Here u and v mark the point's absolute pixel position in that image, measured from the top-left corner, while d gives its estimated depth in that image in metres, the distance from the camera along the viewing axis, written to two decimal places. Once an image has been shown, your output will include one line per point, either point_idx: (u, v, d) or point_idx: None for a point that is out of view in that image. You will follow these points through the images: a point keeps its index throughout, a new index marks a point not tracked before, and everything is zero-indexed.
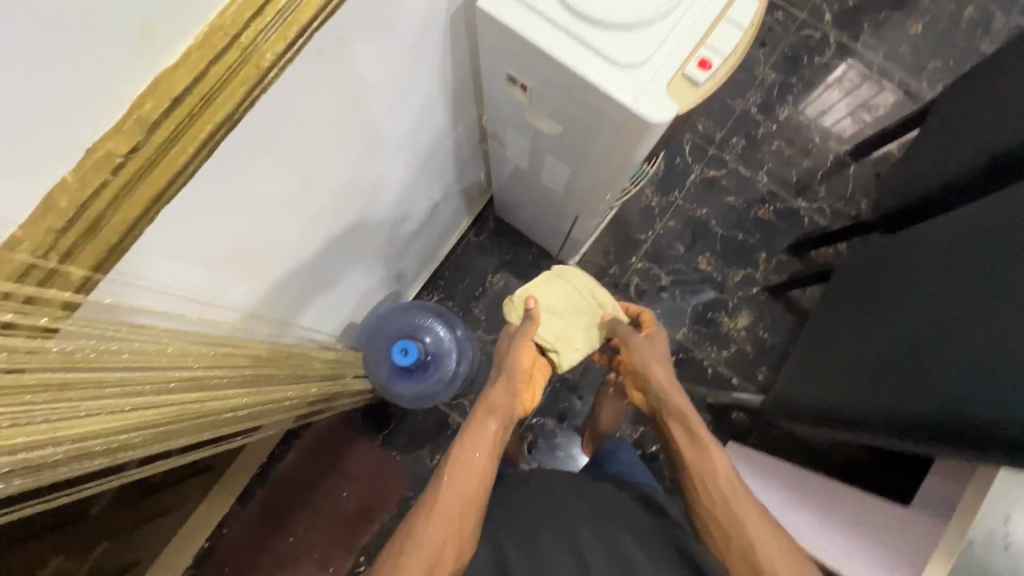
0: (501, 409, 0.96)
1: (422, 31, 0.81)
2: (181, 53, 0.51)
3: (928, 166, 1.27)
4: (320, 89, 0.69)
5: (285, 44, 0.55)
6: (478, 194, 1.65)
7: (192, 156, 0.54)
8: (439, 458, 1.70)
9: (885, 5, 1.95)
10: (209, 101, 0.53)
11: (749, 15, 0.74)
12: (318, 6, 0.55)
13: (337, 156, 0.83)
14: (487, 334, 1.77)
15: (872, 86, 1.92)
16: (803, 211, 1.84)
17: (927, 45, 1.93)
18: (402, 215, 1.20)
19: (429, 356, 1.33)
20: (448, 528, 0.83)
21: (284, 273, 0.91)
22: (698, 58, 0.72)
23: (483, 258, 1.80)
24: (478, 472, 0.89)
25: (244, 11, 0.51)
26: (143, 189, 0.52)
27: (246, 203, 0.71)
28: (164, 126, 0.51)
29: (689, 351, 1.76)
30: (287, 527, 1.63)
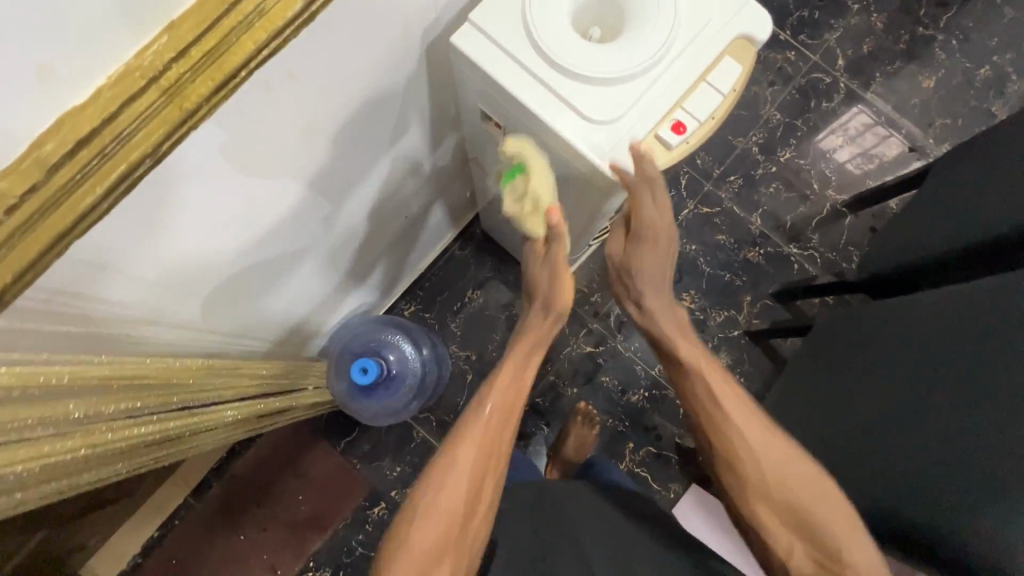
0: (529, 357, 0.93)
1: (392, 61, 0.82)
2: (92, 92, 0.54)
3: (918, 234, 1.24)
4: (273, 112, 0.70)
5: (211, 85, 0.58)
6: (465, 209, 1.63)
7: (101, 196, 0.57)
8: (400, 471, 1.68)
9: (900, 56, 1.91)
10: (123, 140, 0.56)
11: (731, 79, 0.71)
12: (252, 47, 0.59)
13: (298, 176, 0.84)
14: (461, 349, 1.75)
15: (877, 137, 1.88)
16: (794, 257, 1.81)
17: (938, 101, 1.89)
18: (381, 231, 1.21)
19: (392, 373, 1.32)
20: (481, 468, 0.83)
21: (251, 277, 0.93)
22: (672, 121, 0.70)
23: (465, 273, 1.78)
24: (504, 424, 0.87)
25: (166, 52, 0.55)
26: (49, 223, 0.56)
27: (204, 209, 0.73)
28: (69, 164, 0.54)
29: (663, 388, 1.73)
30: (238, 524, 1.62)
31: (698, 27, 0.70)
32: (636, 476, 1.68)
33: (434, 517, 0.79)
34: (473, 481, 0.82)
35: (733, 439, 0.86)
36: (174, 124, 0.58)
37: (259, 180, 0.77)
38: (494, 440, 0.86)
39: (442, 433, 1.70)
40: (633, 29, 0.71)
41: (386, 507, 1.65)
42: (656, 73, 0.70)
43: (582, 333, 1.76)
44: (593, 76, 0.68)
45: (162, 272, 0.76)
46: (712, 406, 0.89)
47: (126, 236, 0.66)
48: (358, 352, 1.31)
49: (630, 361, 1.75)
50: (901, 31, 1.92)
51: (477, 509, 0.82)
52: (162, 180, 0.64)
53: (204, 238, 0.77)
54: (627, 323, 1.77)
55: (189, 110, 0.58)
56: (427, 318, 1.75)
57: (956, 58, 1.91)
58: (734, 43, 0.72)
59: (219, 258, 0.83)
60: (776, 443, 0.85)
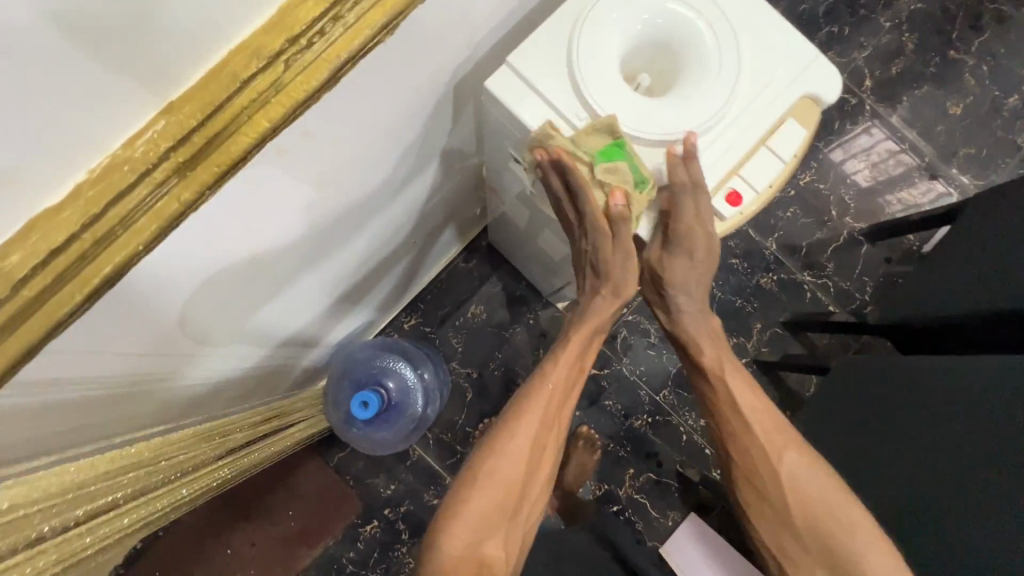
0: (563, 378, 0.89)
1: (414, 103, 0.77)
2: (66, 191, 0.48)
3: (959, 285, 1.22)
4: (296, 163, 0.66)
5: (211, 175, 0.53)
6: (472, 223, 1.55)
7: (80, 302, 0.51)
8: (393, 489, 1.63)
9: (929, 80, 1.84)
10: (109, 240, 0.50)
11: (792, 148, 0.74)
12: (262, 130, 0.54)
13: (321, 212, 0.79)
14: (461, 366, 1.69)
15: (900, 163, 1.82)
16: (807, 284, 1.76)
17: (964, 129, 1.83)
18: (389, 259, 1.17)
19: (394, 402, 1.26)
20: (537, 445, 0.86)
21: (266, 311, 0.89)
22: (728, 190, 0.74)
23: (469, 287, 1.71)
24: (531, 447, 0.84)
25: (161, 142, 0.50)
26: (23, 331, 0.50)
27: (230, 252, 0.68)
28: (47, 270, 0.48)
29: (666, 414, 1.69)
30: (225, 538, 1.56)
31: (762, 89, 0.73)
32: (635, 502, 1.65)
33: (491, 489, 0.81)
34: (522, 465, 0.83)
35: (741, 436, 0.80)
36: (170, 216, 0.53)
37: (274, 233, 0.74)
38: (553, 419, 0.88)
39: (438, 452, 1.66)
40: (695, 84, 0.73)
41: (378, 526, 1.61)
42: (716, 135, 0.73)
43: (586, 355, 1.71)
44: (656, 136, 0.72)
45: (172, 330, 0.73)
46: (734, 414, 0.81)
47: (135, 306, 0.63)
48: (357, 381, 1.25)
49: (634, 385, 1.70)
50: (931, 53, 1.85)
51: (530, 484, 0.85)
52: (177, 250, 0.61)
53: (217, 291, 0.74)
54: (633, 346, 1.72)
55: (188, 201, 0.53)
56: (428, 331, 1.69)
57: (986, 85, 1.85)
58: (797, 104, 0.75)
59: (231, 306, 0.80)
60: (832, 487, 0.75)
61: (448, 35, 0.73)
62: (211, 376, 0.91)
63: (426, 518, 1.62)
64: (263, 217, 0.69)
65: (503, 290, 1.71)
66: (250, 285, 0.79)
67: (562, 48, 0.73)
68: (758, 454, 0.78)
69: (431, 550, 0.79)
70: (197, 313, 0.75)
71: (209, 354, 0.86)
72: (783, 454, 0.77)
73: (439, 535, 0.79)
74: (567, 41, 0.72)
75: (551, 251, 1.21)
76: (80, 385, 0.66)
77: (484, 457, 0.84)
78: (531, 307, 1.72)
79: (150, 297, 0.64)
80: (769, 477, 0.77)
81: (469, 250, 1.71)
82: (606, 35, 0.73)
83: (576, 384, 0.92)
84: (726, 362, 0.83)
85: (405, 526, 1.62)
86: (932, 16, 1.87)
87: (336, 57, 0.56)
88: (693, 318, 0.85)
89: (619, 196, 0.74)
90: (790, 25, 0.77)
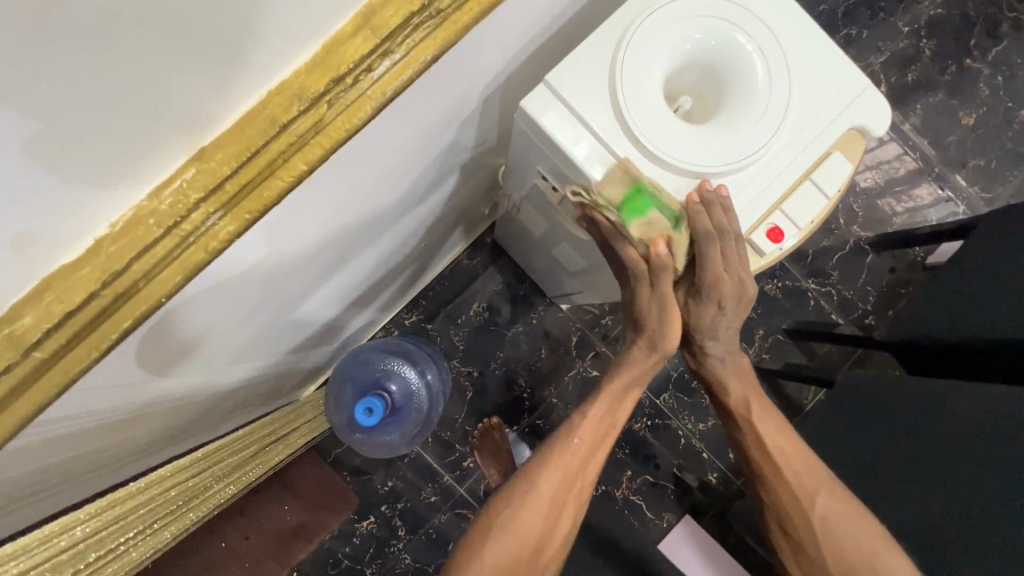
0: (598, 432, 0.87)
1: (440, 119, 0.73)
2: (85, 247, 0.44)
3: (974, 312, 1.23)
4: (329, 183, 0.62)
5: (242, 225, 0.49)
6: (479, 221, 1.51)
7: (94, 360, 0.48)
8: (391, 485, 1.63)
9: (944, 88, 1.82)
10: (130, 294, 0.47)
11: (834, 184, 0.72)
12: (296, 177, 0.50)
13: (343, 223, 0.75)
14: (462, 365, 1.67)
15: (910, 172, 1.81)
16: (811, 292, 1.76)
17: (975, 140, 1.82)
18: (396, 265, 1.15)
19: (397, 406, 1.23)
20: (561, 495, 0.84)
21: (276, 321, 0.86)
22: (769, 225, 0.71)
23: (472, 285, 1.68)
24: (554, 502, 0.83)
25: (190, 193, 0.46)
26: (36, 390, 0.46)
27: (252, 270, 0.65)
28: (65, 328, 0.45)
29: (666, 418, 1.70)
30: (217, 532, 1.51)
31: (810, 119, 0.71)
32: (632, 503, 1.66)
33: (511, 542, 0.81)
34: (546, 517, 0.82)
35: (773, 483, 0.85)
36: (195, 268, 0.49)
37: (297, 254, 0.71)
38: (579, 471, 0.86)
39: (437, 449, 1.65)
40: (742, 111, 0.70)
41: (376, 521, 1.61)
42: (762, 165, 0.70)
43: (589, 357, 1.70)
44: (702, 166, 0.68)
45: (192, 354, 0.70)
46: (766, 461, 0.87)
47: (160, 335, 0.60)
48: (359, 385, 1.23)
49: (635, 389, 1.70)
50: (948, 61, 1.83)
51: (551, 540, 0.83)
52: (206, 280, 0.57)
53: (237, 313, 0.71)
54: None
55: (215, 250, 0.49)
56: (429, 329, 1.66)
57: (999, 95, 1.83)
58: (844, 136, 0.72)
59: (247, 325, 0.78)
60: (851, 512, 0.81)
61: (484, 52, 0.69)
62: (223, 394, 0.89)
63: (424, 515, 1.62)
64: (291, 238, 0.66)
65: (507, 289, 1.69)
66: (268, 302, 0.77)
67: (605, 68, 0.69)
68: (794, 504, 0.83)
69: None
70: (215, 338, 0.72)
71: (225, 372, 0.84)
72: (815, 501, 0.82)
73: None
74: (610, 62, 0.69)
75: (565, 258, 1.18)
76: (99, 420, 0.63)
77: (509, 508, 0.83)
78: (534, 307, 1.69)
79: (174, 326, 0.61)
80: (800, 524, 0.82)
81: (474, 247, 1.68)
82: (651, 56, 0.70)
83: (609, 431, 0.89)
84: (754, 406, 0.89)
85: (402, 522, 1.62)
86: (951, 22, 1.83)
87: (382, 94, 0.52)
88: (726, 364, 0.90)
89: (660, 245, 0.70)
90: (840, 51, 0.75)
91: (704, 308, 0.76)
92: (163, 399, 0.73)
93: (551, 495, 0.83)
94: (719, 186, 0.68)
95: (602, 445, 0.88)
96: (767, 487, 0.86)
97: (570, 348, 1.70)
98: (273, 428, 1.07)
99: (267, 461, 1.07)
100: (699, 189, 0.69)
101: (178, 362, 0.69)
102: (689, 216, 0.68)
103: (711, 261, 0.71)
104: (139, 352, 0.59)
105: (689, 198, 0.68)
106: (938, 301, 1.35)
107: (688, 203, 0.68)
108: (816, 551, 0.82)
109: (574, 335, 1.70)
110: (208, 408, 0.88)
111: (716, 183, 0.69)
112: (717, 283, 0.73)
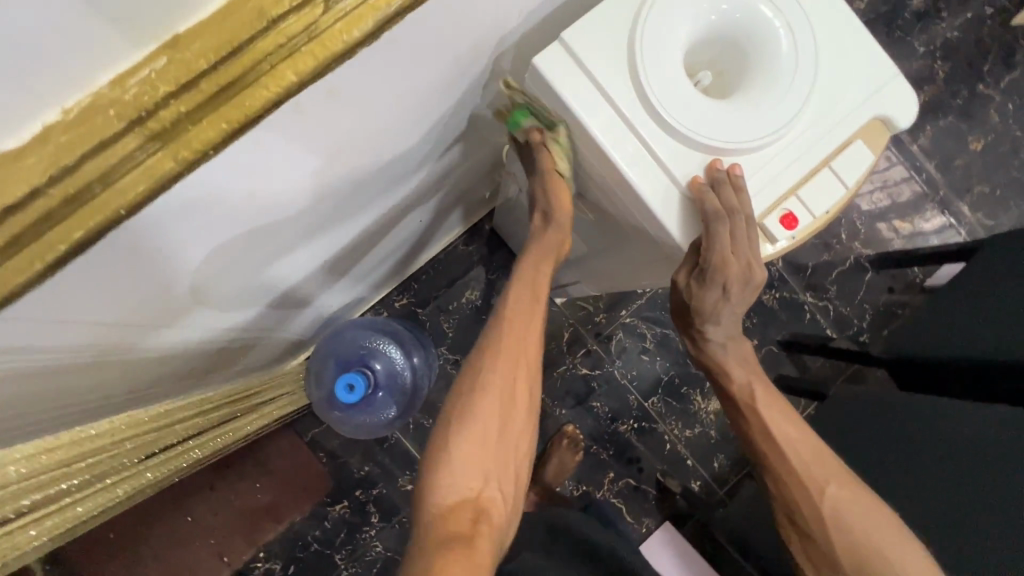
0: (522, 314, 0.88)
1: (446, 72, 0.70)
2: (32, 135, 0.39)
3: (971, 333, 1.21)
4: (326, 115, 0.59)
5: (218, 133, 0.46)
6: (478, 205, 1.48)
7: (41, 270, 0.43)
8: (368, 470, 1.59)
9: (954, 112, 1.81)
10: (85, 195, 0.43)
11: (856, 172, 0.69)
12: (285, 87, 0.47)
13: (340, 172, 0.72)
14: (450, 352, 1.63)
15: (914, 193, 1.80)
16: (808, 306, 1.74)
17: (982, 166, 1.81)
18: (390, 239, 1.11)
19: (380, 386, 1.19)
20: (511, 379, 0.83)
21: (261, 277, 0.81)
22: (782, 211, 0.69)
23: (467, 272, 1.64)
24: (504, 393, 0.82)
25: (160, 85, 0.42)
26: None
27: (240, 210, 0.61)
28: (10, 223, 0.41)
29: (652, 422, 1.67)
30: (185, 506, 1.46)
31: (830, 105, 0.68)
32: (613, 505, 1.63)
33: (475, 428, 0.79)
34: (498, 410, 0.81)
35: (779, 470, 0.84)
36: (164, 177, 0.45)
37: (282, 199, 0.66)
38: (522, 351, 0.86)
39: (417, 437, 1.61)
40: (767, 88, 0.68)
41: (348, 506, 1.57)
42: (779, 149, 0.68)
43: (580, 354, 1.67)
44: (718, 141, 0.66)
45: (161, 295, 0.65)
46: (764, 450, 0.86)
47: (122, 272, 0.55)
48: (343, 360, 1.19)
49: (625, 390, 1.67)
50: (960, 85, 1.82)
51: (510, 437, 0.81)
52: (178, 210, 0.53)
53: (212, 258, 0.66)
54: (627, 350, 1.68)
55: (185, 160, 0.45)
56: (419, 313, 1.63)
57: (1009, 123, 1.83)
58: (867, 125, 0.70)
59: (226, 276, 0.73)
60: (863, 500, 0.78)
61: (493, 4, 0.65)
62: (195, 347, 0.84)
63: (398, 503, 1.58)
64: (280, 180, 0.62)
65: (501, 278, 1.65)
66: (247, 253, 0.71)
67: (624, 31, 0.66)
68: (802, 494, 0.80)
69: (420, 505, 0.75)
70: (194, 280, 0.68)
71: (200, 322, 0.80)
72: (825, 490, 0.80)
73: (427, 490, 0.75)
74: (631, 26, 0.66)
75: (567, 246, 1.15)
76: (45, 362, 0.58)
77: (460, 405, 0.81)
78: None
79: (143, 261, 0.56)
80: (812, 518, 0.79)
81: (471, 233, 1.64)
82: (675, 23, 0.67)
83: (532, 313, 0.89)
84: (757, 392, 0.90)
85: (376, 508, 1.58)
86: (967, 47, 1.83)
87: (387, 6, 0.49)
88: (727, 350, 0.90)
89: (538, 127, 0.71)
90: (869, 35, 0.72)
91: (711, 290, 0.72)
92: (127, 344, 0.69)
93: (503, 378, 0.83)
94: (731, 166, 0.66)
95: (535, 325, 0.89)
96: (775, 475, 0.84)
97: (561, 344, 1.67)
98: (246, 394, 1.02)
99: (238, 428, 1.01)
100: (711, 169, 0.66)
101: (146, 301, 0.64)
102: (698, 193, 0.65)
103: (721, 241, 0.66)
104: (97, 287, 0.54)
105: (697, 178, 0.66)
106: (933, 321, 1.34)
107: (695, 183, 0.66)
108: (827, 544, 0.78)
109: (566, 330, 1.67)
110: (176, 362, 0.83)
111: (730, 165, 0.66)
112: (725, 264, 0.68)
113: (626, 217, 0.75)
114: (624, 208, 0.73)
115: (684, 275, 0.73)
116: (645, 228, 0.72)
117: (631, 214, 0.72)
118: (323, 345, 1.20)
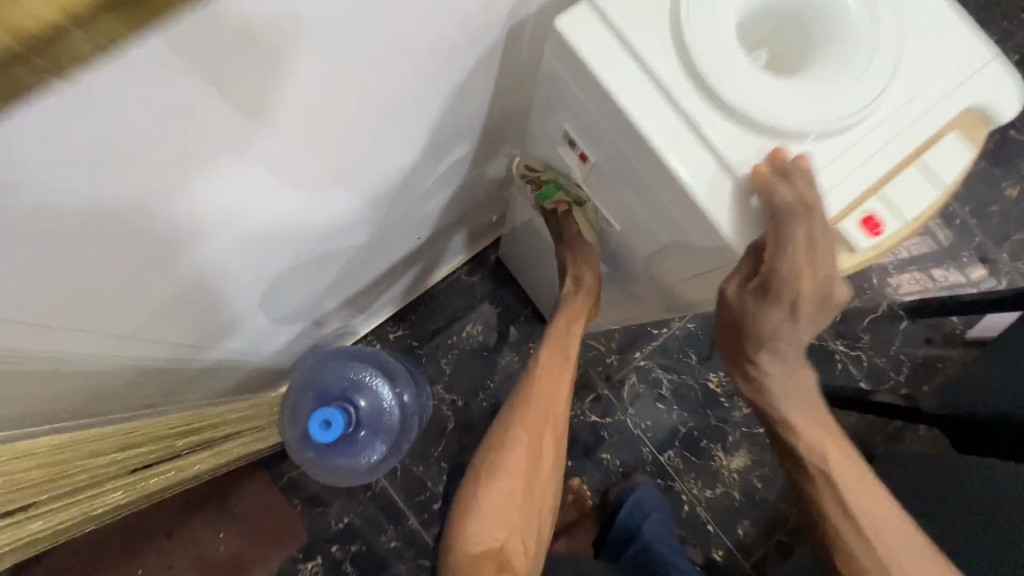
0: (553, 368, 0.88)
1: (451, 44, 0.61)
2: None
3: None
4: (306, 78, 0.48)
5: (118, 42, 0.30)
6: (484, 232, 1.38)
7: None
8: (346, 523, 1.41)
9: (986, 157, 1.73)
10: None
11: (950, 168, 0.61)
12: None
13: (323, 160, 0.61)
14: (446, 391, 1.49)
15: (949, 239, 1.69)
16: (839, 356, 1.59)
17: (1019, 213, 1.71)
18: (384, 254, 1.00)
19: (364, 426, 1.05)
20: (538, 433, 0.84)
21: (221, 287, 0.70)
22: (869, 210, 0.59)
23: (468, 304, 1.52)
24: (533, 446, 0.84)
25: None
26: None
27: (191, 197, 0.50)
28: None
29: (669, 480, 1.49)
30: (139, 557, 1.27)
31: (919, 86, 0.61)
32: None
33: (500, 485, 0.81)
34: (525, 463, 0.83)
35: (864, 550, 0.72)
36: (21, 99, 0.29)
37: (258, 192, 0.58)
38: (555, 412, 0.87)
39: (404, 485, 1.44)
40: (841, 71, 0.60)
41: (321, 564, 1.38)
42: (863, 133, 0.60)
43: (588, 399, 1.52)
44: (786, 125, 0.57)
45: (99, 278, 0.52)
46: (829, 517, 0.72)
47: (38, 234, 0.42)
48: (322, 395, 1.05)
49: (638, 441, 1.51)
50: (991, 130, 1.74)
51: (536, 490, 0.83)
52: (116, 164, 0.42)
53: (167, 239, 0.54)
54: (641, 396, 1.53)
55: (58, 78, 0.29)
56: (415, 347, 1.50)
57: None
58: (961, 116, 0.62)
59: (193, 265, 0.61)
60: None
61: None
62: (144, 354, 0.71)
63: (379, 563, 1.39)
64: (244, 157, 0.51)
65: (505, 312, 1.53)
66: (213, 241, 0.59)
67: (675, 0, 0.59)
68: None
69: (450, 555, 0.80)
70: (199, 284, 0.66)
71: (152, 324, 0.66)
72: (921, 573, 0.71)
73: (456, 540, 0.80)
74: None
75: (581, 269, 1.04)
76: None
77: (488, 461, 0.83)
78: (533, 336, 1.53)
79: (71, 228, 0.44)
80: None
81: (475, 262, 1.53)
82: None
83: (563, 366, 0.90)
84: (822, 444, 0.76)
85: (353, 568, 1.39)
86: None
87: None
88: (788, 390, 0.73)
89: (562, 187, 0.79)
90: (962, 15, 0.64)
91: (772, 304, 0.60)
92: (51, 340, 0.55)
93: (534, 438, 0.84)
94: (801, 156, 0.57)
95: (566, 373, 0.89)
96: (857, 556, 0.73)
97: None
98: (197, 420, 0.89)
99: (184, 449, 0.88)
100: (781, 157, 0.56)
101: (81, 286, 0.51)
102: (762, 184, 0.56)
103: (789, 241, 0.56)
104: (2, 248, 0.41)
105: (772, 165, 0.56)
106: (989, 373, 1.19)
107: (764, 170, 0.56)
108: None
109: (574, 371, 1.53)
110: (102, 382, 0.69)
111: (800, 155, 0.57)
112: (793, 273, 0.58)
113: (661, 222, 0.65)
114: (661, 204, 0.63)
115: (735, 288, 0.62)
116: (685, 227, 0.62)
117: (670, 213, 0.63)
118: (303, 375, 1.07)
